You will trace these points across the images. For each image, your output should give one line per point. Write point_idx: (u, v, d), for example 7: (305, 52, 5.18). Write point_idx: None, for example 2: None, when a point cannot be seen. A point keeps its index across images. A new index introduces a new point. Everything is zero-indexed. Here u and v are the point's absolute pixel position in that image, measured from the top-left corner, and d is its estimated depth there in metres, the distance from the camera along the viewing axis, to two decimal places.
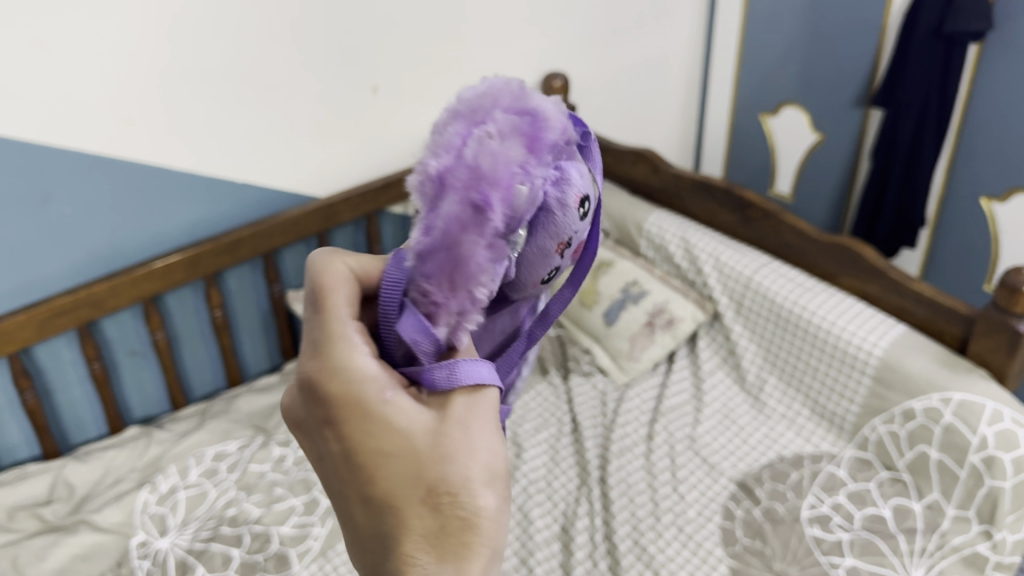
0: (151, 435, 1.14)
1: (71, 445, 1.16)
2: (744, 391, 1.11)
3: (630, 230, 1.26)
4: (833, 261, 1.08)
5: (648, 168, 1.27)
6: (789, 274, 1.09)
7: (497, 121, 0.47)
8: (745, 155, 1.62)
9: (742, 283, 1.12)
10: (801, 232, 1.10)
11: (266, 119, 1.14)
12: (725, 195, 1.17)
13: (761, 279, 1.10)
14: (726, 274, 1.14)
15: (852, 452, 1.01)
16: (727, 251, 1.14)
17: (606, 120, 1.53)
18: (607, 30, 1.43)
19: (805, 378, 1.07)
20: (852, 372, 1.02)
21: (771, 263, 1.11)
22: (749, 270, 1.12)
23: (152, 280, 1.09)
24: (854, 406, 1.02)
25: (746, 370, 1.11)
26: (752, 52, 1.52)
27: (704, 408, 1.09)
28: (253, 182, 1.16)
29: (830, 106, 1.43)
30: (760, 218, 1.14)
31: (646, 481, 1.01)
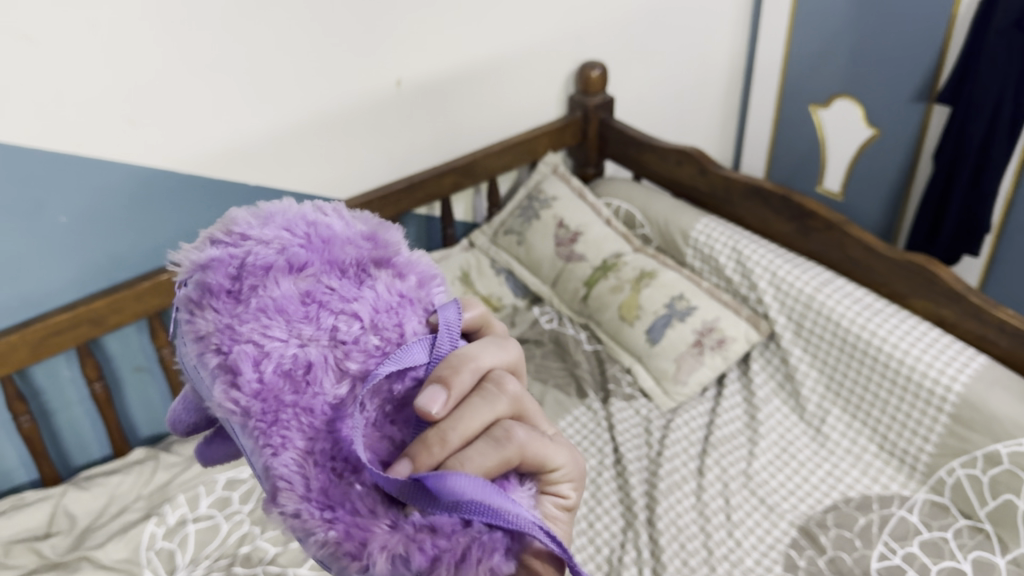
0: (158, 458, 1.06)
1: (72, 468, 1.08)
2: (804, 421, 1.02)
3: (675, 237, 1.16)
4: (904, 281, 0.98)
5: (695, 169, 1.17)
6: (855, 294, 0.99)
7: None
8: (790, 149, 1.51)
9: (802, 301, 1.02)
10: (867, 248, 1.00)
11: (280, 117, 1.04)
12: (782, 203, 1.07)
13: (825, 298, 1.00)
14: (784, 292, 1.04)
15: (925, 495, 0.92)
16: (785, 266, 1.04)
17: (644, 111, 1.43)
18: (647, 13, 1.32)
19: (872, 411, 0.98)
20: (928, 408, 0.92)
21: (835, 280, 1.01)
22: (811, 287, 1.02)
23: (157, 294, 0.99)
24: (929, 445, 0.93)
25: (806, 399, 1.02)
26: (802, 39, 1.41)
27: (759, 439, 1.00)
28: (266, 185, 1.07)
29: (888, 100, 1.32)
30: (822, 229, 1.04)
31: (697, 524, 0.91)
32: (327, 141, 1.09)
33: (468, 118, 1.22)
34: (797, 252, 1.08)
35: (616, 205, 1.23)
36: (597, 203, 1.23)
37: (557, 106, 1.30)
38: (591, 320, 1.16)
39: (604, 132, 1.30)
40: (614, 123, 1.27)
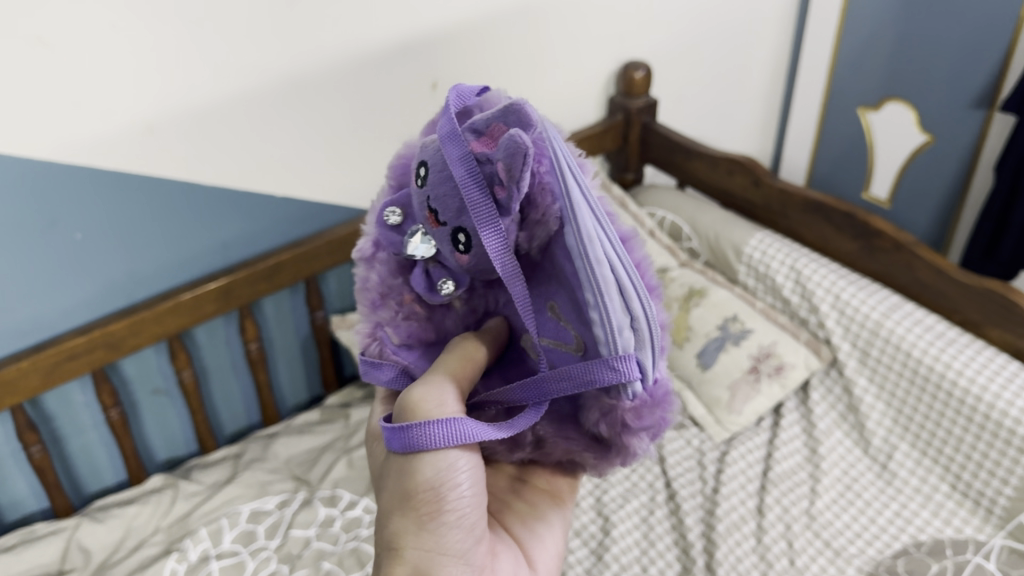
0: (178, 486, 0.99)
1: (86, 495, 1.01)
2: (869, 457, 0.96)
3: (725, 252, 1.09)
4: (977, 308, 0.91)
5: (747, 179, 1.10)
6: (926, 322, 0.93)
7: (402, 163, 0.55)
8: (836, 153, 1.44)
9: (868, 328, 0.96)
10: (937, 270, 0.93)
11: (311, 124, 0.96)
12: (845, 219, 1.00)
13: (894, 325, 0.94)
14: (848, 316, 0.98)
15: (1003, 540, 0.84)
16: (848, 288, 0.98)
17: (686, 114, 1.35)
18: (693, 9, 1.24)
19: (944, 449, 0.91)
20: (1006, 450, 0.85)
21: (904, 306, 0.95)
22: (879, 313, 0.95)
23: (179, 314, 0.92)
24: (1007, 488, 0.86)
25: (871, 433, 0.96)
26: (854, 37, 1.33)
27: (822, 476, 0.94)
28: (293, 197, 0.99)
29: (945, 105, 1.25)
30: (890, 250, 0.97)
31: (759, 570, 0.84)
32: (357, 149, 1.02)
33: None
34: (860, 272, 1.01)
35: (660, 215, 1.17)
36: (640, 213, 1.16)
37: (598, 109, 1.23)
38: None
39: (646, 136, 1.22)
40: (658, 128, 1.20)
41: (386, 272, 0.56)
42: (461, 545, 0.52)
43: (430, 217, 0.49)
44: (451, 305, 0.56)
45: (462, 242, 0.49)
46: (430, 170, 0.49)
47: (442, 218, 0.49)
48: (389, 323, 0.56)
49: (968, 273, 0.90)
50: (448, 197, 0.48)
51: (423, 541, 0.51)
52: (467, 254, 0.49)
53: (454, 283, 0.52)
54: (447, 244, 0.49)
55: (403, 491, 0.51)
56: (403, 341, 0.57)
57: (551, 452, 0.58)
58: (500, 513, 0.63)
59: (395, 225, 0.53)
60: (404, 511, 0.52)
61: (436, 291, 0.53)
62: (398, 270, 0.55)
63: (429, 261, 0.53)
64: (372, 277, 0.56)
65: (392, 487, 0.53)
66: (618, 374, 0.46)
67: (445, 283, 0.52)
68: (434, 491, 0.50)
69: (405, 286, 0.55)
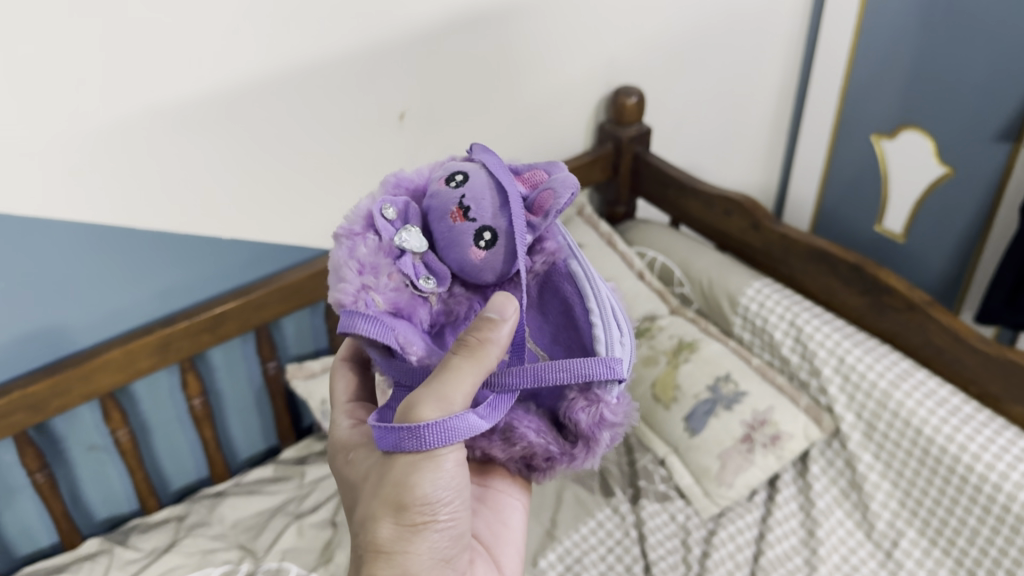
0: (113, 552, 0.90)
1: (16, 558, 0.93)
2: (871, 541, 0.86)
3: (719, 300, 1.00)
4: (998, 381, 0.81)
5: (746, 222, 1.00)
6: (939, 395, 0.83)
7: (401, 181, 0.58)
8: (848, 182, 1.34)
9: (875, 398, 0.86)
10: (954, 336, 0.83)
11: (264, 162, 0.87)
12: (853, 273, 0.90)
13: (904, 396, 0.84)
14: (852, 384, 0.88)
15: None
16: (854, 351, 0.88)
17: (685, 143, 1.26)
18: (691, 30, 1.14)
19: (957, 540, 0.81)
20: None
21: (915, 374, 0.85)
22: (886, 383, 0.85)
23: (112, 371, 0.84)
24: None
25: (875, 515, 0.86)
26: (869, 59, 1.23)
27: (819, 564, 0.83)
28: (245, 238, 0.90)
29: (967, 136, 1.14)
30: (900, 309, 0.87)
31: None
32: (313, 187, 0.92)
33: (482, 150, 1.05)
34: (867, 330, 0.91)
35: (650, 255, 1.07)
36: (629, 253, 1.07)
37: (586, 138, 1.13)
38: None
39: (638, 168, 1.12)
40: (651, 158, 1.10)
41: (376, 246, 0.54)
42: (445, 549, 0.54)
43: (457, 212, 0.55)
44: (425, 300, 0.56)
45: (485, 239, 0.54)
46: (471, 178, 0.56)
47: (471, 215, 0.54)
48: (377, 288, 0.53)
49: (990, 341, 0.80)
50: (482, 199, 0.55)
51: (413, 548, 0.52)
52: (484, 251, 0.54)
53: (436, 283, 0.55)
54: (468, 237, 0.54)
55: (401, 500, 0.51)
56: (391, 308, 0.53)
57: (514, 446, 0.57)
58: None
59: (388, 220, 0.55)
60: (396, 520, 0.52)
61: (423, 282, 0.55)
62: (385, 251, 0.54)
63: (420, 255, 0.55)
64: (361, 249, 0.53)
65: (381, 492, 0.52)
66: (611, 369, 0.53)
67: (428, 280, 0.55)
68: (432, 500, 0.51)
69: (392, 265, 0.54)
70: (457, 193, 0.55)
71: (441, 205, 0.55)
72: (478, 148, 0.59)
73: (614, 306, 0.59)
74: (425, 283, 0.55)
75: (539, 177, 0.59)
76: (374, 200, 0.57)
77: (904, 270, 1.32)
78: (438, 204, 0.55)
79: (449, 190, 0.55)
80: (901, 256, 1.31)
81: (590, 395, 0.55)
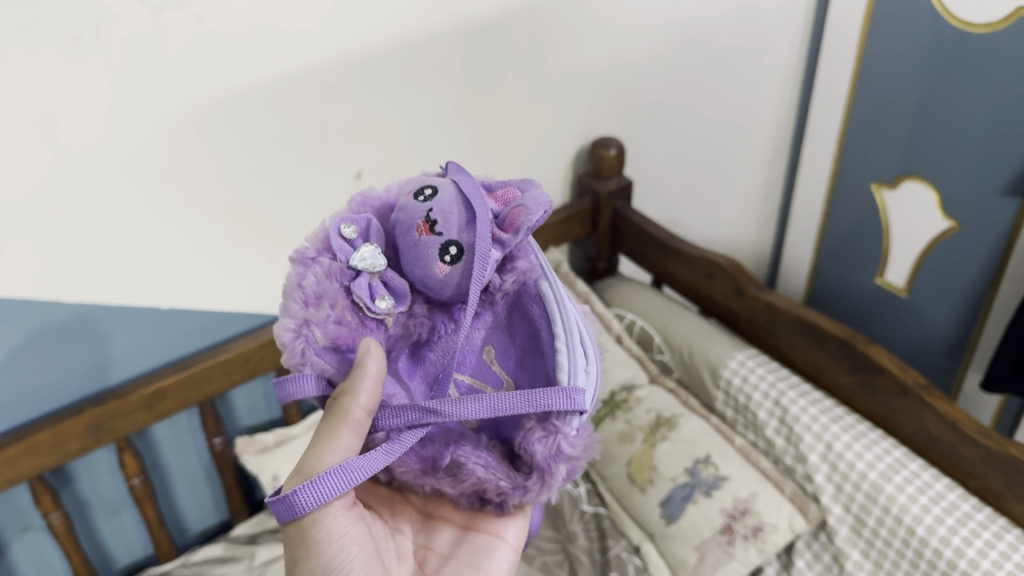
0: None
1: None
2: None
3: (701, 373, 0.94)
4: (998, 475, 0.74)
5: (729, 287, 0.95)
6: (933, 491, 0.76)
7: (371, 203, 0.54)
8: (847, 232, 1.27)
9: (865, 492, 0.79)
10: (953, 424, 0.77)
11: (200, 224, 0.82)
12: (842, 349, 0.84)
13: (894, 491, 0.77)
14: (840, 473, 0.81)
15: None
16: (843, 436, 0.82)
17: (662, 191, 1.24)
18: (668, 75, 1.11)
19: None
20: None
21: (908, 466, 0.78)
22: (876, 474, 0.79)
23: (40, 455, 0.78)
24: None
25: None
26: (867, 106, 1.16)
27: None
28: (186, 306, 0.86)
29: (970, 189, 1.07)
30: (892, 392, 0.81)
31: None
32: (263, 253, 0.88)
33: None
34: (857, 411, 0.86)
35: (629, 318, 1.02)
36: (607, 315, 1.00)
37: (562, 193, 1.08)
38: (594, 471, 0.94)
39: (618, 224, 1.06)
40: (631, 215, 1.04)
41: (324, 273, 0.50)
42: None
43: (423, 225, 0.50)
44: (382, 322, 0.53)
45: (451, 253, 0.49)
46: (442, 190, 0.51)
47: (439, 228, 0.50)
48: (319, 322, 0.49)
49: (990, 432, 0.74)
50: (450, 213, 0.50)
51: None
52: (451, 265, 0.50)
53: (395, 303, 0.52)
54: (433, 252, 0.49)
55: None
56: (331, 343, 0.50)
57: (462, 483, 0.52)
58: (434, 563, 0.60)
59: (348, 239, 0.51)
60: None
61: (377, 304, 0.51)
62: (337, 276, 0.50)
63: (378, 274, 0.51)
64: (308, 276, 0.49)
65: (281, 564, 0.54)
66: (572, 402, 0.48)
67: (384, 300, 0.51)
68: None
69: (342, 294, 0.50)
70: (426, 206, 0.51)
71: (407, 218, 0.51)
72: (454, 167, 0.55)
73: (587, 333, 0.54)
74: (379, 305, 0.51)
75: (513, 195, 0.54)
76: (335, 219, 0.52)
77: (907, 327, 1.24)
78: (404, 217, 0.51)
79: (417, 205, 0.51)
80: (905, 312, 1.23)
81: (547, 428, 0.49)
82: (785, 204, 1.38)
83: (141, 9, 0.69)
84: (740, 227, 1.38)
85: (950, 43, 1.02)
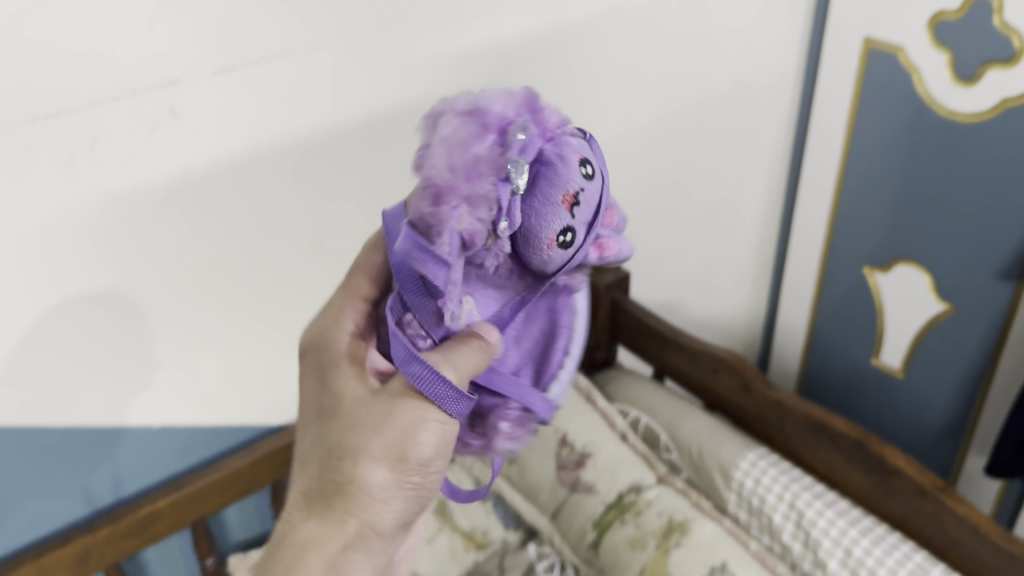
0: None
1: None
2: None
3: (711, 472, 0.93)
4: None
5: (735, 382, 0.94)
6: None
7: (543, 112, 0.44)
8: (840, 312, 1.26)
9: None
10: (974, 527, 0.74)
11: (191, 337, 0.79)
12: (855, 449, 0.83)
13: None
14: None
15: None
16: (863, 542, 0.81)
17: (657, 275, 1.22)
18: (663, 161, 1.09)
19: None
20: None
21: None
22: None
23: None
24: None
25: None
26: (856, 190, 1.16)
27: None
28: (177, 423, 0.82)
29: (964, 272, 1.07)
30: (910, 493, 0.79)
31: None
32: (255, 362, 0.85)
33: None
34: (875, 511, 0.84)
35: (633, 414, 1.00)
36: (611, 412, 0.99)
37: None
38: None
39: (616, 315, 1.04)
40: (630, 305, 1.02)
41: (485, 156, 0.41)
42: (414, 512, 0.52)
43: (568, 198, 0.42)
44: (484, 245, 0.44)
45: (566, 239, 0.43)
46: (596, 174, 0.44)
47: (577, 208, 0.43)
48: (466, 200, 0.40)
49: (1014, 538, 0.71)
50: (591, 199, 0.44)
51: (393, 504, 0.50)
52: (560, 249, 0.43)
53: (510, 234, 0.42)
54: (557, 228, 0.42)
55: (406, 449, 0.48)
56: (462, 232, 0.41)
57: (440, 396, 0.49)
58: None
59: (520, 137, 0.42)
60: (394, 467, 0.49)
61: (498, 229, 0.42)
62: (494, 166, 0.41)
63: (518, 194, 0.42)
64: (473, 153, 0.40)
65: (376, 430, 0.48)
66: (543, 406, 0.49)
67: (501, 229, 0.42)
68: (430, 461, 0.49)
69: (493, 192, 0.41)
70: (581, 179, 0.43)
71: (562, 174, 0.43)
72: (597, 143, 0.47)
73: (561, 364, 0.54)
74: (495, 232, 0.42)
75: (612, 220, 0.49)
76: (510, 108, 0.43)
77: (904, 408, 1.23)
78: (561, 168, 0.43)
79: (578, 169, 0.43)
80: (902, 393, 1.22)
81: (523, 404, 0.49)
82: (778, 283, 1.38)
83: (134, 126, 0.67)
84: (734, 309, 1.37)
85: (938, 131, 1.03)
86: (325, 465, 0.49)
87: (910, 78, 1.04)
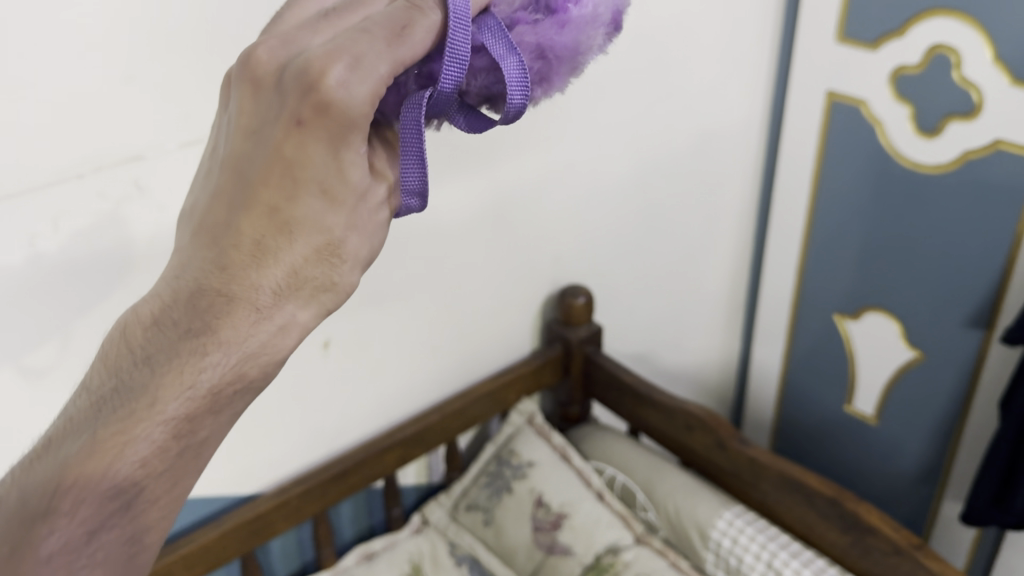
0: None
1: None
2: None
3: (688, 531, 0.92)
4: None
5: (710, 439, 0.94)
6: None
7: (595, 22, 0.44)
8: (812, 360, 1.27)
9: None
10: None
11: None
12: (832, 507, 0.83)
13: None
14: None
15: None
16: None
17: (632, 327, 1.22)
18: (633, 214, 1.10)
19: None
20: None
21: None
22: None
23: None
24: None
25: None
26: (823, 238, 1.17)
27: None
28: None
29: (934, 320, 1.08)
30: (887, 551, 0.79)
31: None
32: None
33: (419, 368, 0.97)
34: (853, 570, 0.83)
35: (610, 472, 1.00)
36: (586, 470, 0.98)
37: (533, 337, 1.06)
38: None
39: (590, 371, 1.04)
40: (603, 361, 1.02)
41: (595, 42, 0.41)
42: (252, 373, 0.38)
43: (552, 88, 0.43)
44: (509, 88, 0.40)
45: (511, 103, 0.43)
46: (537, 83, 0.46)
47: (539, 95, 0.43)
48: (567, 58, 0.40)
49: None
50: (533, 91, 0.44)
51: (280, 344, 0.37)
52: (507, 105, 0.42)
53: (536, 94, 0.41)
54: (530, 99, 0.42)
55: (359, 267, 0.38)
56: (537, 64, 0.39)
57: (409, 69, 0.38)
58: None
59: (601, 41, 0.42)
60: (331, 273, 0.37)
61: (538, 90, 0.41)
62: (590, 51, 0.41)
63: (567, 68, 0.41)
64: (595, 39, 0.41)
65: (338, 225, 0.36)
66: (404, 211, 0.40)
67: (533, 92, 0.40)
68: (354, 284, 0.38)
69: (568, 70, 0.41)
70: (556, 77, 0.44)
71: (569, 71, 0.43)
72: None
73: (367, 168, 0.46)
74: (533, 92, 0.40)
75: None
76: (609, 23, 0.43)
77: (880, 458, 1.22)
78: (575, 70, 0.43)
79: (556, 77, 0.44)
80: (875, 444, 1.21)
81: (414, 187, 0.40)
82: (743, 337, 1.38)
83: (98, 203, 0.66)
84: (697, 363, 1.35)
85: (904, 182, 1.04)
86: (215, 304, 0.36)
87: (874, 131, 1.05)
